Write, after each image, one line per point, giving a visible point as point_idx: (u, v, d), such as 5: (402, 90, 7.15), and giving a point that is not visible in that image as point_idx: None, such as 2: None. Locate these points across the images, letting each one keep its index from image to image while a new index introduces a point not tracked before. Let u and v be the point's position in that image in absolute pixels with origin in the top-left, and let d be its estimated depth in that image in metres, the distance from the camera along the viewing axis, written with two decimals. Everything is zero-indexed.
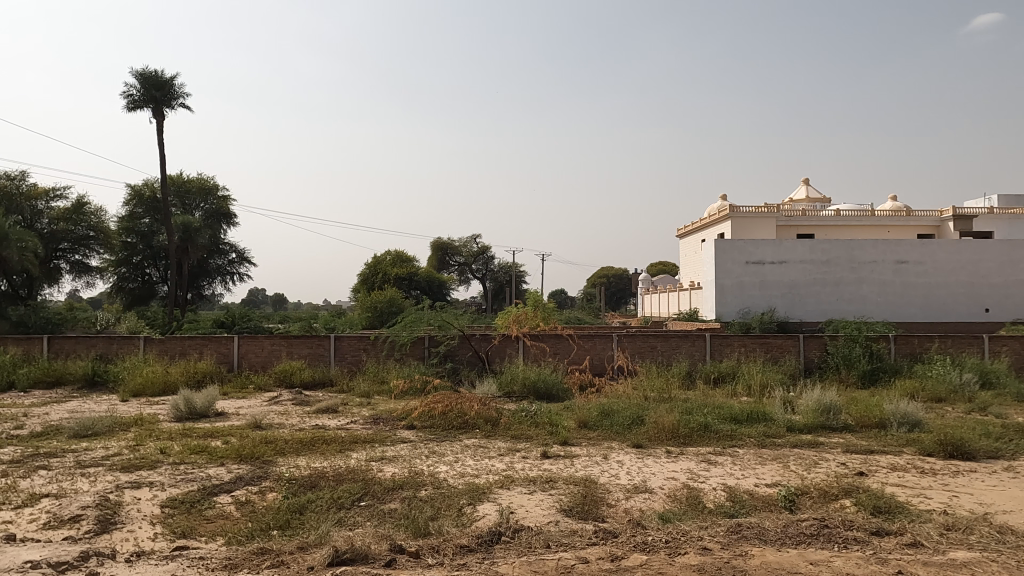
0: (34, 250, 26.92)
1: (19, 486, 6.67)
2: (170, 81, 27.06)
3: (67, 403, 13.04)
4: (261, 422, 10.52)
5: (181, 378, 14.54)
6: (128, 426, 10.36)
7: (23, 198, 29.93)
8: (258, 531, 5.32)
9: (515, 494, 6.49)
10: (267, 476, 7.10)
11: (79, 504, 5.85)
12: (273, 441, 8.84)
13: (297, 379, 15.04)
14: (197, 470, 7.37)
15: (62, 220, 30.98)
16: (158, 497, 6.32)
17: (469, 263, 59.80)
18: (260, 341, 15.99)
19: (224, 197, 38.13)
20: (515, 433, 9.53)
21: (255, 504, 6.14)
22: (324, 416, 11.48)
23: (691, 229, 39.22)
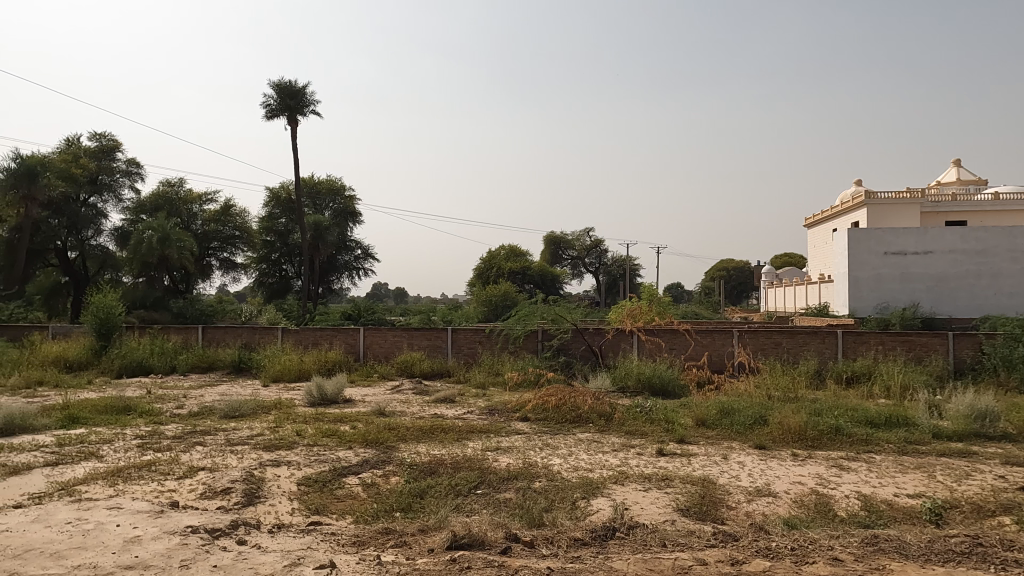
0: (191, 248, 30.14)
1: (181, 459, 7.50)
2: (302, 91, 29.15)
3: (218, 386, 14.49)
4: (384, 410, 11.11)
5: (314, 366, 15.66)
6: (269, 408, 11.33)
7: (181, 203, 33.44)
8: (382, 512, 5.63)
9: (630, 491, 6.40)
10: (391, 461, 7.50)
11: (229, 479, 6.49)
12: (396, 428, 9.30)
13: (418, 370, 15.74)
14: (328, 452, 7.93)
15: (213, 221, 34.31)
16: (294, 475, 6.87)
17: (582, 257, 59.48)
18: (383, 333, 16.85)
19: (350, 197, 40.53)
20: (629, 429, 9.40)
21: (379, 486, 6.51)
22: (442, 406, 11.92)
23: (821, 219, 36.72)
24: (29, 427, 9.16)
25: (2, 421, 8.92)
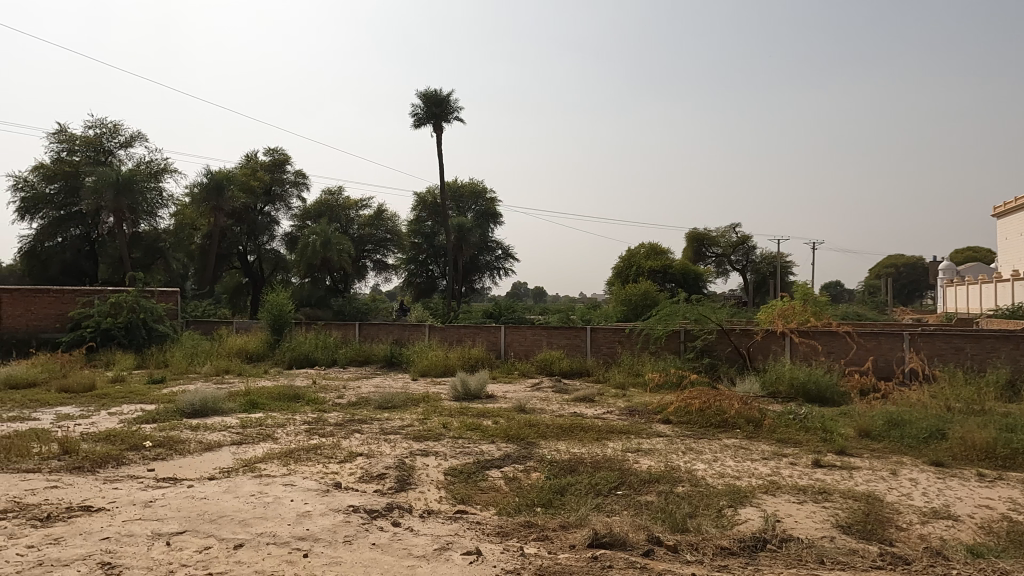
0: (349, 251, 32.72)
1: (342, 444, 8.17)
2: (446, 98, 30.63)
3: (374, 379, 15.60)
4: (525, 407, 11.35)
5: (459, 362, 16.35)
6: (418, 401, 12.02)
7: (340, 209, 36.50)
8: (524, 506, 5.76)
9: (781, 502, 6.02)
10: (532, 457, 7.65)
11: (383, 465, 6.97)
12: (536, 425, 9.46)
13: (557, 368, 15.91)
14: (473, 446, 8.25)
15: (367, 226, 37.03)
16: (441, 465, 7.23)
17: (727, 255, 56.61)
18: (523, 332, 17.21)
19: (491, 199, 41.81)
20: (781, 437, 8.83)
21: (520, 481, 6.66)
22: (581, 405, 11.96)
23: (1014, 207, 32.19)
24: (219, 409, 10.45)
25: (199, 404, 10.30)
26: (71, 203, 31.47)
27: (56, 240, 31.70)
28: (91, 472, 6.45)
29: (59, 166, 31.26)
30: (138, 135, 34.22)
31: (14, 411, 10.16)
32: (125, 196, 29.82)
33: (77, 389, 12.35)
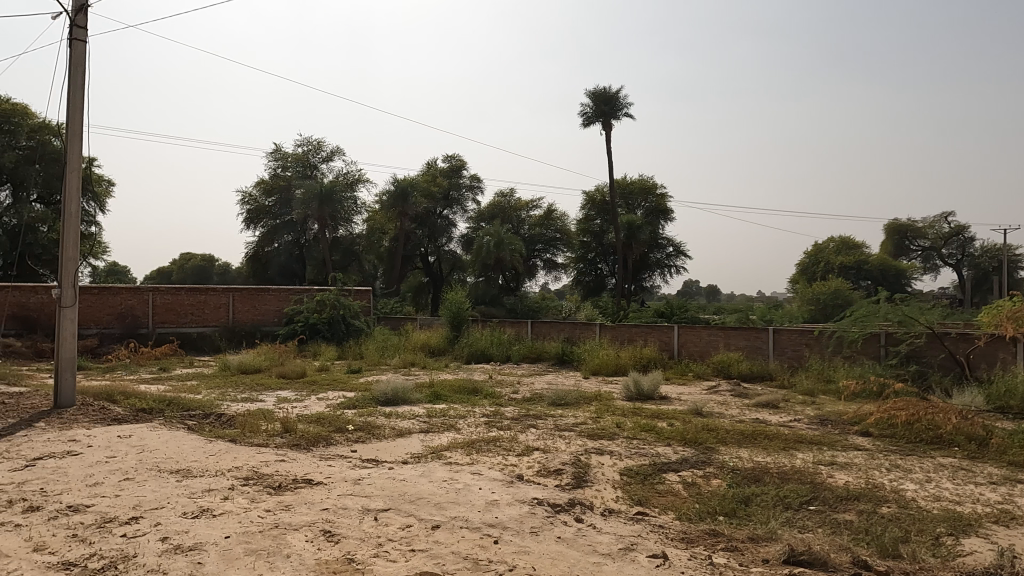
0: (521, 251, 33.99)
1: (518, 438, 8.46)
2: (615, 95, 30.67)
3: (546, 376, 15.97)
4: (702, 410, 10.92)
5: (630, 362, 16.17)
6: (591, 399, 12.08)
7: (512, 211, 38.52)
8: (707, 514, 5.55)
9: (1019, 535, 5.17)
10: (711, 463, 7.34)
11: (560, 461, 7.10)
12: (714, 429, 9.07)
13: (735, 371, 15.12)
14: (648, 447, 8.12)
15: (537, 225, 38.31)
16: (616, 465, 7.20)
17: (938, 247, 50.02)
18: (698, 332, 16.62)
19: (662, 195, 40.72)
20: (1013, 460, 7.58)
21: (700, 487, 6.43)
22: (764, 411, 11.23)
23: None
24: (407, 399, 11.35)
25: (390, 393, 11.27)
26: (285, 213, 35.95)
27: (273, 245, 36.25)
28: (307, 449, 7.35)
29: (275, 181, 35.93)
30: (337, 150, 38.27)
31: (245, 393, 11.88)
32: (327, 205, 33.57)
33: (291, 376, 14.12)
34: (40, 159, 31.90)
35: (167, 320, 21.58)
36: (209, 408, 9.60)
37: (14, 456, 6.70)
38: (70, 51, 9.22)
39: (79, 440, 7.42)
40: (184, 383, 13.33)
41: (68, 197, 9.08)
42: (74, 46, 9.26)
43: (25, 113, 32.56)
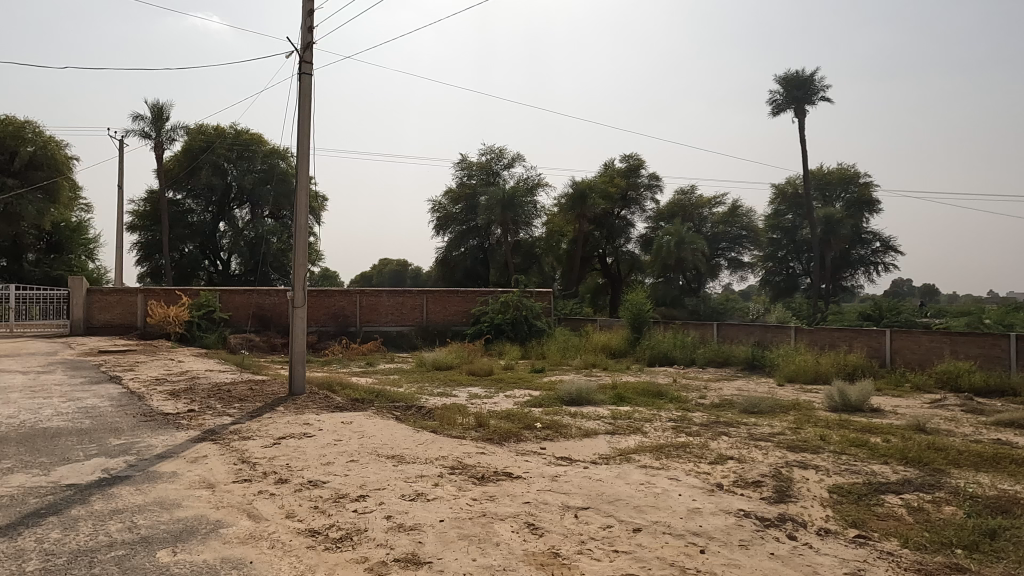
0: (704, 250, 32.88)
1: (710, 445, 8.09)
2: (810, 78, 28.34)
3: (735, 382, 15.10)
4: (925, 426, 9.59)
5: (832, 369, 14.71)
6: (788, 408, 11.18)
7: (693, 209, 37.02)
8: (942, 545, 4.85)
9: None
10: (942, 487, 6.41)
11: (759, 472, 6.65)
12: (943, 449, 7.92)
13: (965, 384, 13.05)
14: (860, 464, 7.31)
15: (721, 223, 36.58)
16: (824, 481, 6.57)
17: None
18: (916, 338, 14.73)
19: (866, 184, 36.68)
20: None
21: (931, 513, 5.64)
22: (1009, 431, 9.55)
23: None
24: (592, 400, 11.39)
25: (575, 394, 11.40)
26: (470, 219, 38.17)
27: (460, 250, 38.64)
28: (501, 443, 7.69)
29: (462, 190, 38.34)
30: (518, 156, 39.72)
31: (440, 388, 12.74)
32: (509, 210, 35.05)
33: (481, 373, 14.88)
34: (271, 179, 37.10)
35: (371, 319, 23.87)
36: (412, 400, 10.45)
37: (263, 434, 7.84)
38: (300, 85, 10.61)
39: (310, 423, 8.48)
40: (388, 377, 14.66)
41: (298, 211, 10.39)
42: (303, 79, 10.64)
43: (260, 141, 38.09)
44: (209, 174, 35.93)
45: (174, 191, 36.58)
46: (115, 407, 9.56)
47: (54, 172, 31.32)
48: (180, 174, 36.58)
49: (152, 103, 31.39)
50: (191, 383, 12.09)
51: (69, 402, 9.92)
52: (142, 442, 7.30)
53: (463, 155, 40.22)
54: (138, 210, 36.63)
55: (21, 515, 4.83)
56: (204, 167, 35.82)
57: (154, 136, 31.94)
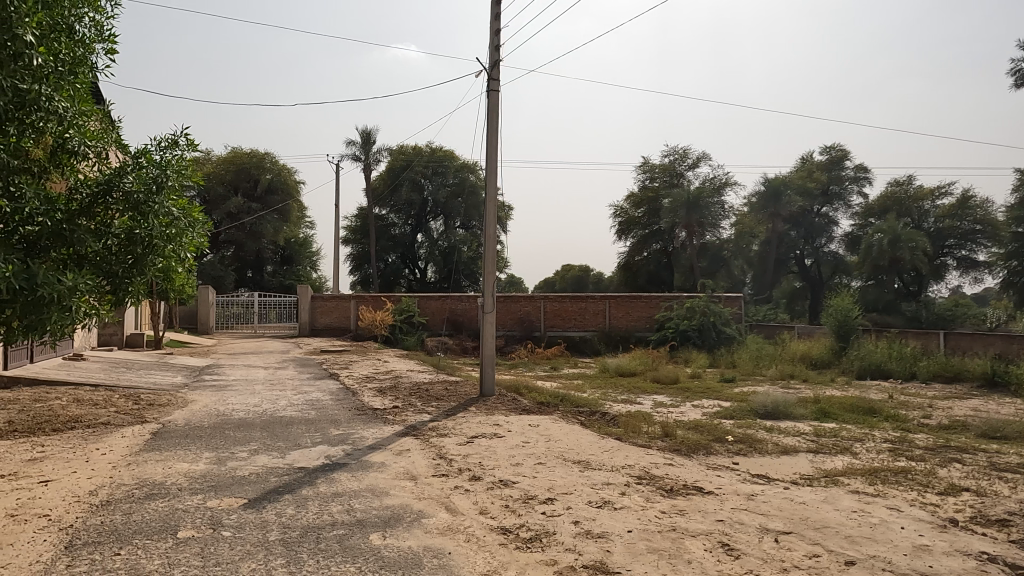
0: (927, 248, 28.76)
1: (938, 473, 7.01)
2: None
3: (969, 400, 12.98)
4: None
5: None
6: None
7: (912, 202, 32.85)
8: None
9: None
10: None
11: (1005, 510, 5.60)
12: None
13: None
14: None
15: (948, 217, 31.63)
16: None
17: None
18: None
19: None
20: None
21: None
22: None
23: None
24: (790, 414, 10.50)
25: (771, 407, 10.61)
26: (653, 222, 37.46)
27: (643, 254, 38.12)
28: (689, 454, 7.38)
29: (644, 193, 37.74)
30: (703, 155, 38.18)
31: (624, 395, 12.60)
32: (695, 212, 33.28)
33: (666, 381, 14.45)
34: (462, 193, 39.65)
35: (555, 324, 24.33)
36: (596, 406, 10.47)
37: (458, 432, 8.36)
38: (488, 100, 11.18)
39: (500, 424, 8.86)
40: (572, 382, 14.83)
41: (487, 222, 10.93)
42: (491, 95, 11.19)
43: (452, 157, 40.92)
44: (409, 191, 39.41)
45: (380, 207, 40.57)
46: (334, 401, 10.81)
47: (287, 196, 36.41)
48: (384, 192, 40.53)
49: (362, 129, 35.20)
50: (395, 382, 13.28)
51: (299, 394, 11.42)
52: (356, 434, 8.17)
53: (646, 158, 39.64)
54: (351, 226, 41.25)
55: (265, 491, 5.65)
56: (404, 185, 39.41)
57: (363, 159, 35.76)
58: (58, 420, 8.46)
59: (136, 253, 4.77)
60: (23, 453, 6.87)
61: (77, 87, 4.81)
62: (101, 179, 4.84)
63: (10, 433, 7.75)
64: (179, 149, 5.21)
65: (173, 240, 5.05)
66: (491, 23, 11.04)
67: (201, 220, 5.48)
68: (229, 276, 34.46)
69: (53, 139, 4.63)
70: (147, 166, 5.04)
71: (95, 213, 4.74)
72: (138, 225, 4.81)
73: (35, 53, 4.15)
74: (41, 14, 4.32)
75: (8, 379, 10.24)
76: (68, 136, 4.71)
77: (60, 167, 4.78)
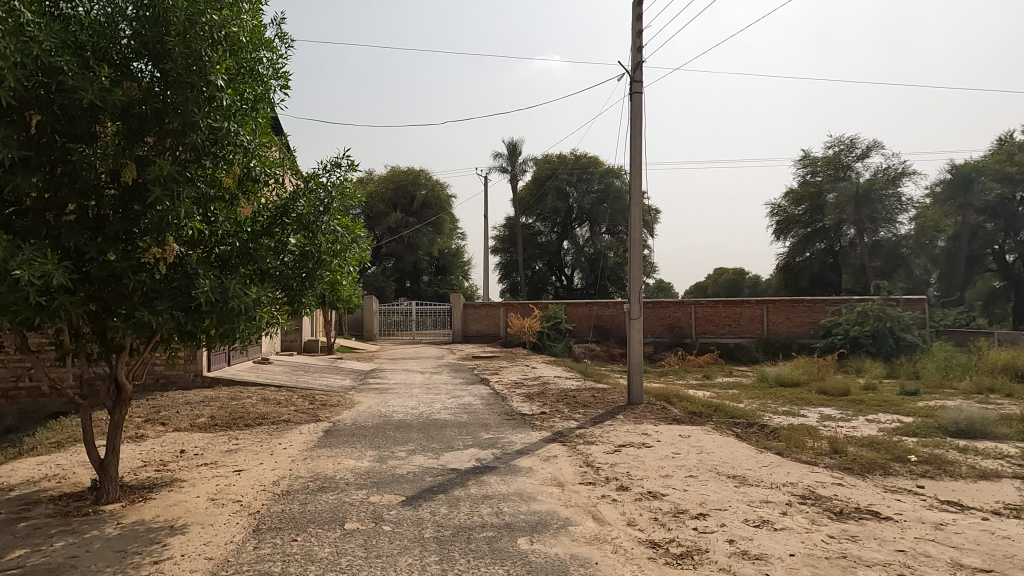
0: None
1: None
2: None
3: None
4: None
5: None
6: None
7: None
8: None
9: None
10: None
11: None
12: None
13: None
14: None
15: None
16: None
17: None
18: None
19: None
20: None
21: None
22: None
23: None
24: (989, 433, 9.12)
25: (964, 424, 9.30)
26: (817, 220, 34.62)
27: (805, 255, 35.57)
28: (862, 474, 6.67)
29: (805, 189, 35.01)
30: (875, 144, 34.64)
31: (786, 406, 11.71)
32: (865, 207, 31.35)
33: (835, 392, 13.19)
34: (608, 198, 39.38)
35: (708, 330, 23.31)
36: (753, 417, 9.83)
37: (606, 441, 8.25)
38: (631, 103, 10.99)
39: (649, 434, 8.63)
40: (727, 392, 14.04)
41: (632, 228, 10.72)
42: (634, 98, 11.00)
43: (597, 163, 40.83)
44: (554, 199, 39.92)
45: (526, 216, 41.44)
46: (485, 405, 11.17)
47: (439, 209, 38.87)
48: (530, 202, 41.37)
49: (508, 141, 36.28)
50: (543, 388, 13.43)
51: (452, 399, 11.93)
52: (506, 438, 8.36)
53: (807, 151, 36.77)
54: (499, 236, 42.64)
55: (422, 489, 5.97)
56: (550, 193, 40.04)
57: (510, 170, 36.79)
58: (248, 417, 9.56)
59: (309, 267, 5.28)
60: (222, 445, 7.85)
61: (259, 122, 5.40)
62: (278, 203, 5.42)
63: (212, 426, 8.90)
64: (343, 172, 5.65)
65: (338, 254, 5.50)
66: (632, 25, 10.87)
67: (363, 235, 5.90)
68: (389, 286, 37.00)
69: (240, 169, 5.22)
70: (316, 188, 5.54)
71: (273, 233, 5.29)
72: (309, 243, 5.30)
73: (223, 96, 4.69)
74: (228, 59, 4.89)
75: (210, 379, 11.75)
76: (252, 166, 5.28)
77: (247, 193, 5.42)
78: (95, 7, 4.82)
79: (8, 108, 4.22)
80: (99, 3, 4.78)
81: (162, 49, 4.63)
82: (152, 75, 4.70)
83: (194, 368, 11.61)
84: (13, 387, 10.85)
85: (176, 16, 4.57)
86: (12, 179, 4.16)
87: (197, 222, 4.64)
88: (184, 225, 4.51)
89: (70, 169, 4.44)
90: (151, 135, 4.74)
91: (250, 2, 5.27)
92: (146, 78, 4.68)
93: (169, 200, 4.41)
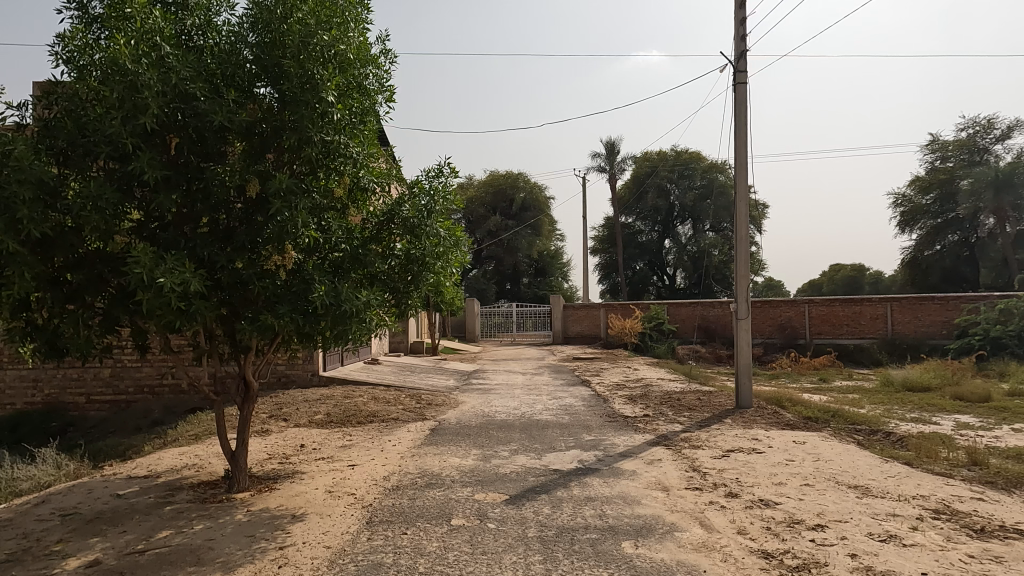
0: None
1: None
2: None
3: None
4: None
5: None
6: None
7: None
8: None
9: None
10: None
11: None
12: None
13: None
14: None
15: None
16: None
17: None
18: None
19: None
20: None
21: None
22: None
23: None
24: None
25: None
26: (948, 210, 31.64)
27: (934, 248, 32.66)
28: (1009, 489, 6.00)
29: (933, 176, 32.09)
30: (1017, 123, 31.20)
31: (916, 413, 10.76)
32: (1007, 192, 28.31)
33: (973, 398, 11.95)
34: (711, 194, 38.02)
35: (823, 331, 21.98)
36: (877, 424, 9.12)
37: (712, 445, 7.97)
38: (734, 94, 10.57)
39: (759, 439, 8.25)
40: (846, 396, 13.08)
41: (738, 223, 10.25)
42: (738, 89, 10.56)
43: (699, 158, 39.61)
44: (655, 197, 39.03)
45: (626, 216, 40.84)
46: (587, 407, 11.09)
47: (538, 211, 39.30)
48: (630, 201, 40.73)
49: (605, 140, 35.94)
50: (646, 390, 13.14)
51: (554, 400, 11.95)
52: (608, 440, 8.27)
53: (935, 136, 33.76)
54: (598, 236, 42.37)
55: (524, 489, 6.03)
56: (650, 191, 39.22)
57: (608, 169, 36.40)
58: (360, 414, 10.06)
59: (413, 270, 5.50)
60: (338, 440, 8.32)
61: (366, 134, 5.68)
62: (385, 210, 5.71)
63: (328, 423, 9.47)
64: (444, 177, 5.83)
65: (442, 257, 5.68)
66: (735, 13, 10.45)
67: (464, 239, 6.02)
68: (490, 288, 37.77)
69: (349, 179, 5.47)
70: (420, 194, 5.76)
71: (381, 239, 5.56)
72: (414, 247, 5.52)
73: (334, 111, 4.97)
74: (339, 77, 5.16)
75: (326, 378, 12.48)
76: (360, 175, 5.60)
77: (357, 203, 5.74)
78: (223, 37, 5.26)
79: (153, 133, 4.71)
80: (226, 32, 5.24)
81: (279, 70, 4.98)
82: (272, 97, 5.08)
83: (312, 368, 12.37)
84: (157, 384, 12.05)
85: (291, 40, 4.93)
86: (156, 197, 4.63)
87: (313, 231, 4.95)
88: (300, 234, 4.82)
89: (204, 185, 4.88)
90: (272, 151, 5.13)
91: (355, 21, 5.53)
92: (266, 99, 5.07)
93: (288, 211, 4.73)
